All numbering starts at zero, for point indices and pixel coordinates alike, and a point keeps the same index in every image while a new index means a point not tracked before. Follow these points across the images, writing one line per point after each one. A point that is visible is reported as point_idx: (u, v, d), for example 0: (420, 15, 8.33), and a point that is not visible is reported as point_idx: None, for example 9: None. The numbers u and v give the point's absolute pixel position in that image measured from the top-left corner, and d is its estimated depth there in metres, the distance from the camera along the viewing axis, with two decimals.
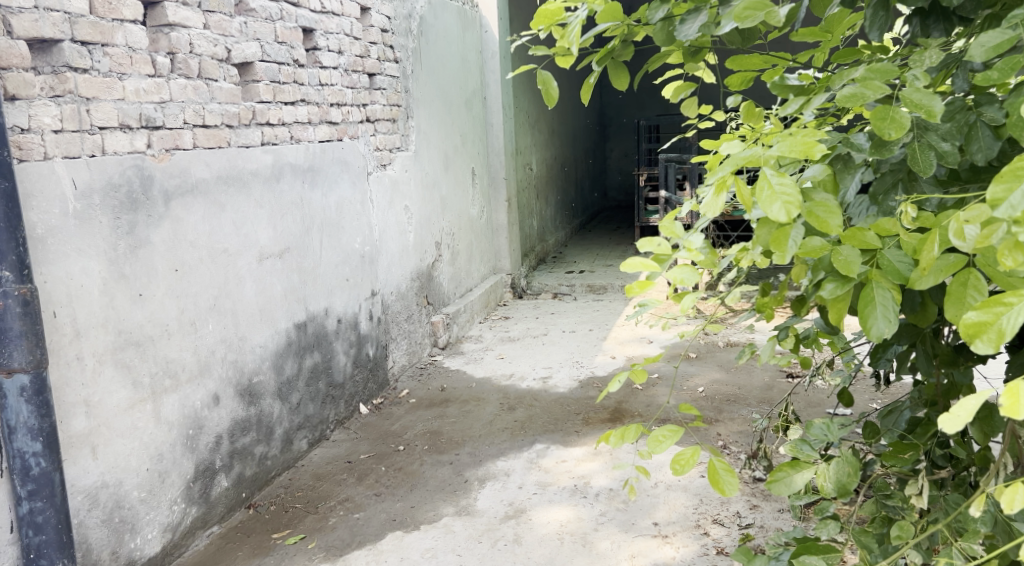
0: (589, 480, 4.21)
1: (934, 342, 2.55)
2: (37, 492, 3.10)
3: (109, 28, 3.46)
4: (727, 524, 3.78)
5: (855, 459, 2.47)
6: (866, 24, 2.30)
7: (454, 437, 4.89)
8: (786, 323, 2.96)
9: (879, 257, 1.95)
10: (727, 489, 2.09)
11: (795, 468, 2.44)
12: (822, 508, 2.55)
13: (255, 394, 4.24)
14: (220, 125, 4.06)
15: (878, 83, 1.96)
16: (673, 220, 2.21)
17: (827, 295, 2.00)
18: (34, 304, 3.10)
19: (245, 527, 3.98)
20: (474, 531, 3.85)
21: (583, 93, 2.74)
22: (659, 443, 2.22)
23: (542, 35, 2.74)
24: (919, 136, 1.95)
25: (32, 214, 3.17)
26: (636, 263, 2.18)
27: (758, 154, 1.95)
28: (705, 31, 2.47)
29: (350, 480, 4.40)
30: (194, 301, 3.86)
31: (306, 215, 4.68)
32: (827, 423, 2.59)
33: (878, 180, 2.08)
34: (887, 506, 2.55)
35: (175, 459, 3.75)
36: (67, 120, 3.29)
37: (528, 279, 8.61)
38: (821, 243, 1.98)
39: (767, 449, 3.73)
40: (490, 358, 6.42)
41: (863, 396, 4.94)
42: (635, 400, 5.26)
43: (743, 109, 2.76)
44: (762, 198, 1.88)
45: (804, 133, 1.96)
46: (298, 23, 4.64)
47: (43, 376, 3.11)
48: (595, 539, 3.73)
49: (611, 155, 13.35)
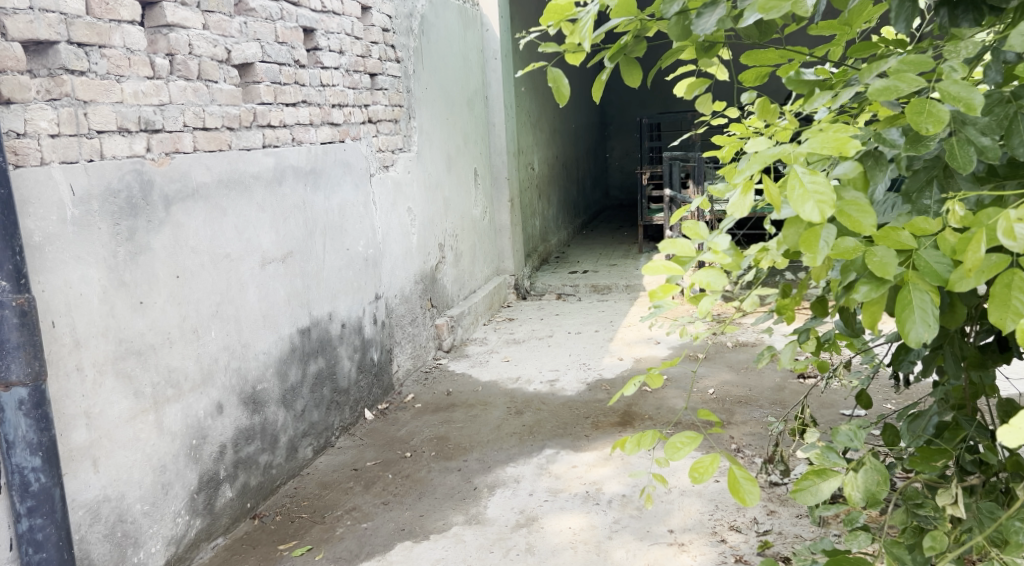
0: (601, 486, 4.13)
1: (963, 345, 2.52)
2: (37, 509, 3.01)
3: (106, 29, 3.37)
4: (745, 530, 3.69)
5: (884, 468, 2.39)
6: (891, 17, 2.23)
7: (462, 443, 4.81)
8: (808, 325, 2.91)
9: (915, 257, 1.86)
10: (748, 498, 2.04)
11: (822, 476, 2.35)
12: (852, 518, 2.45)
13: (259, 402, 4.16)
14: (221, 128, 3.97)
15: (912, 75, 1.87)
16: (697, 221, 2.10)
17: (861, 298, 1.91)
18: (32, 314, 3.01)
19: (251, 539, 3.89)
20: (485, 541, 3.76)
21: (595, 90, 2.66)
22: (677, 450, 2.18)
23: (552, 31, 2.65)
24: (958, 130, 1.86)
25: (29, 222, 3.08)
26: (659, 267, 2.07)
27: (788, 151, 1.87)
28: (720, 25, 2.43)
29: (358, 489, 4.31)
30: (196, 307, 3.77)
31: (309, 219, 4.59)
32: (855, 428, 2.52)
33: (910, 177, 2.00)
34: (918, 515, 2.45)
35: (179, 471, 3.66)
36: (65, 124, 3.21)
37: (532, 281, 8.54)
38: (854, 244, 1.89)
39: (783, 453, 3.64)
40: (496, 361, 6.33)
41: (878, 396, 4.86)
42: (646, 402, 5.17)
43: (758, 105, 2.73)
44: (794, 197, 1.80)
45: (837, 128, 1.86)
46: (298, 22, 4.55)
47: (42, 389, 3.02)
48: (609, 547, 3.64)
49: (612, 154, 13.27)
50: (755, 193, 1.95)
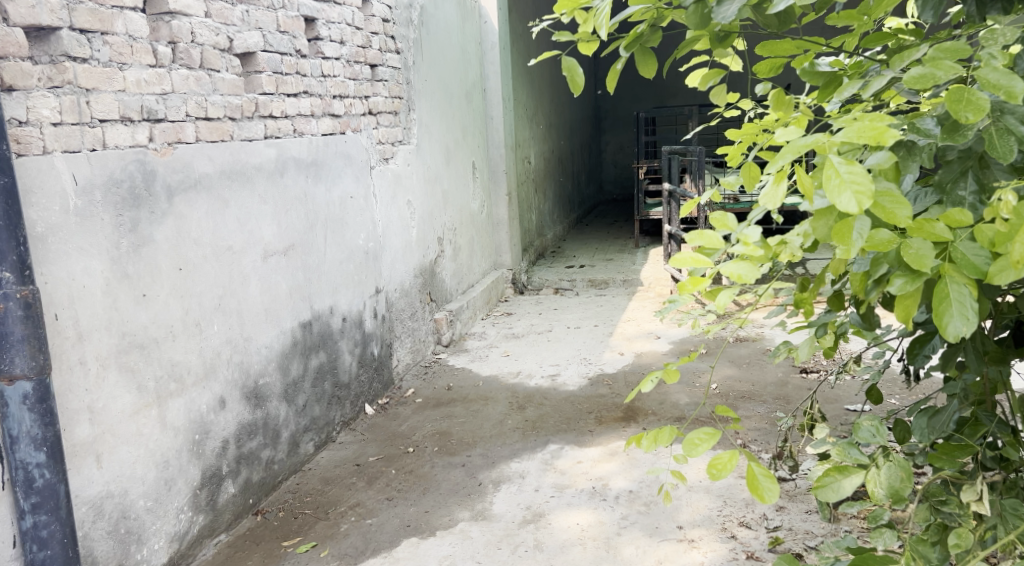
0: (607, 482, 4.09)
1: (984, 339, 2.45)
2: (41, 506, 2.95)
3: (108, 15, 3.31)
4: (755, 526, 3.65)
5: (908, 464, 2.35)
6: (919, 6, 2.20)
7: (464, 438, 4.76)
8: (824, 320, 2.87)
9: (952, 249, 1.84)
10: (766, 496, 1.99)
11: (843, 472, 2.31)
12: (876, 516, 2.43)
13: (261, 397, 4.10)
14: (223, 118, 3.90)
15: (949, 63, 1.84)
16: (725, 213, 2.09)
17: (895, 291, 1.88)
18: (36, 306, 2.95)
19: (254, 535, 3.84)
20: (493, 537, 3.72)
21: (609, 79, 2.58)
22: (695, 446, 2.13)
23: (566, 19, 2.58)
24: (997, 120, 1.86)
25: (31, 212, 3.01)
26: (686, 258, 2.03)
27: (823, 141, 1.82)
28: (739, 14, 2.36)
29: (360, 484, 4.26)
30: (199, 300, 3.71)
31: (310, 211, 4.54)
32: (876, 424, 2.45)
33: (944, 168, 1.97)
34: (942, 513, 2.41)
35: (181, 466, 3.60)
36: (67, 112, 3.14)
37: (527, 275, 8.51)
38: (889, 236, 1.85)
39: (793, 449, 3.59)
40: (496, 356, 6.28)
41: (883, 391, 4.84)
42: (649, 398, 5.12)
43: (772, 96, 2.65)
44: (830, 187, 1.76)
45: (873, 117, 1.82)
46: (300, 12, 4.49)
47: (46, 383, 2.96)
48: (619, 544, 3.60)
49: (606, 148, 13.22)
50: (787, 183, 1.91)
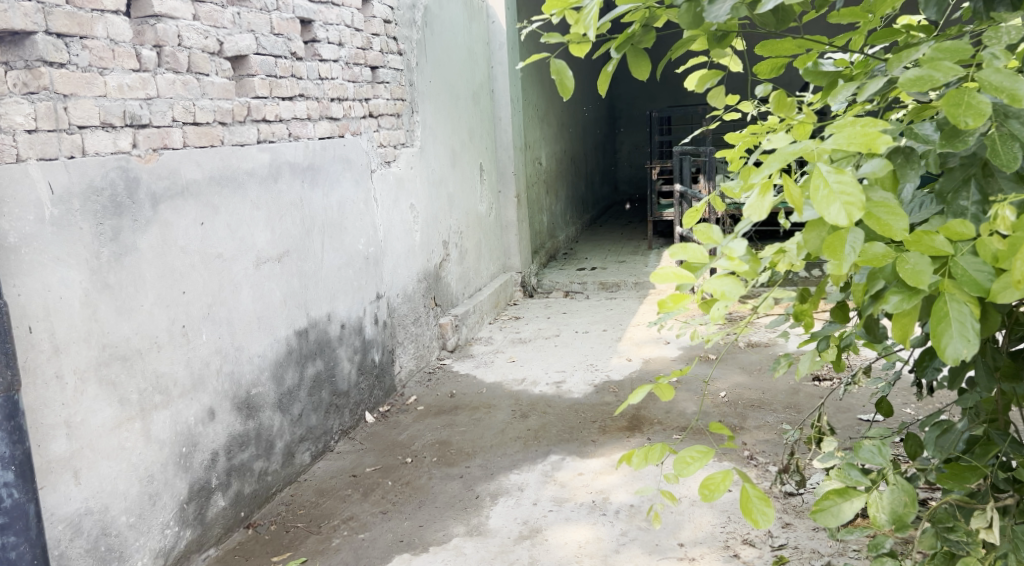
0: (608, 496, 3.97)
1: (996, 354, 2.25)
2: (10, 526, 2.86)
3: (88, 19, 3.22)
4: (759, 544, 3.53)
5: (912, 487, 2.21)
6: (923, 1, 2.07)
7: (464, 448, 4.65)
8: (827, 332, 2.75)
9: (952, 264, 1.72)
10: (760, 520, 1.87)
11: (843, 496, 2.18)
12: (879, 543, 2.29)
13: (253, 407, 4.01)
14: (213, 122, 3.81)
15: (949, 63, 1.72)
16: (710, 224, 1.98)
17: (891, 309, 1.76)
18: (3, 320, 2.86)
19: (244, 550, 3.75)
20: (487, 554, 3.61)
21: (600, 82, 2.44)
22: (686, 466, 2.00)
23: (555, 20, 2.43)
24: (1000, 124, 1.73)
25: (2, 222, 2.93)
26: (669, 274, 1.92)
27: (810, 148, 1.70)
28: (734, 13, 2.23)
29: (355, 497, 4.16)
30: (186, 310, 3.62)
31: (306, 216, 4.43)
32: (879, 445, 2.26)
33: (945, 177, 1.85)
34: (950, 541, 2.27)
35: (167, 480, 3.51)
36: (42, 119, 3.06)
37: (538, 278, 8.40)
38: (884, 250, 1.73)
39: (799, 464, 3.45)
40: (501, 362, 6.16)
41: (896, 400, 4.72)
42: (655, 406, 4.99)
43: (772, 99, 2.44)
44: (818, 198, 1.64)
45: (865, 122, 1.70)
46: (296, 13, 4.39)
47: (15, 399, 2.88)
48: (616, 562, 3.49)
49: (621, 148, 13.10)
50: (774, 193, 1.79)
